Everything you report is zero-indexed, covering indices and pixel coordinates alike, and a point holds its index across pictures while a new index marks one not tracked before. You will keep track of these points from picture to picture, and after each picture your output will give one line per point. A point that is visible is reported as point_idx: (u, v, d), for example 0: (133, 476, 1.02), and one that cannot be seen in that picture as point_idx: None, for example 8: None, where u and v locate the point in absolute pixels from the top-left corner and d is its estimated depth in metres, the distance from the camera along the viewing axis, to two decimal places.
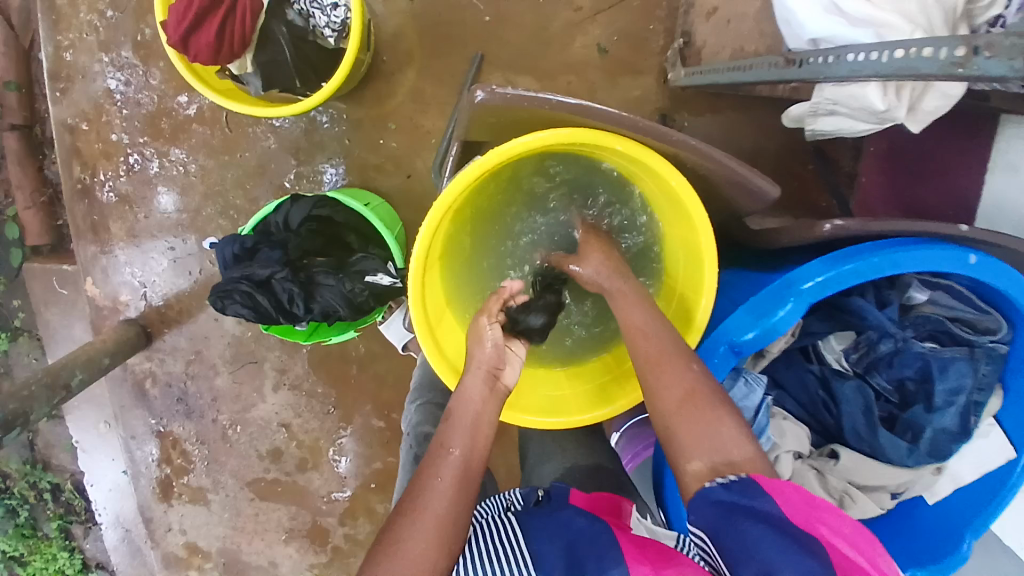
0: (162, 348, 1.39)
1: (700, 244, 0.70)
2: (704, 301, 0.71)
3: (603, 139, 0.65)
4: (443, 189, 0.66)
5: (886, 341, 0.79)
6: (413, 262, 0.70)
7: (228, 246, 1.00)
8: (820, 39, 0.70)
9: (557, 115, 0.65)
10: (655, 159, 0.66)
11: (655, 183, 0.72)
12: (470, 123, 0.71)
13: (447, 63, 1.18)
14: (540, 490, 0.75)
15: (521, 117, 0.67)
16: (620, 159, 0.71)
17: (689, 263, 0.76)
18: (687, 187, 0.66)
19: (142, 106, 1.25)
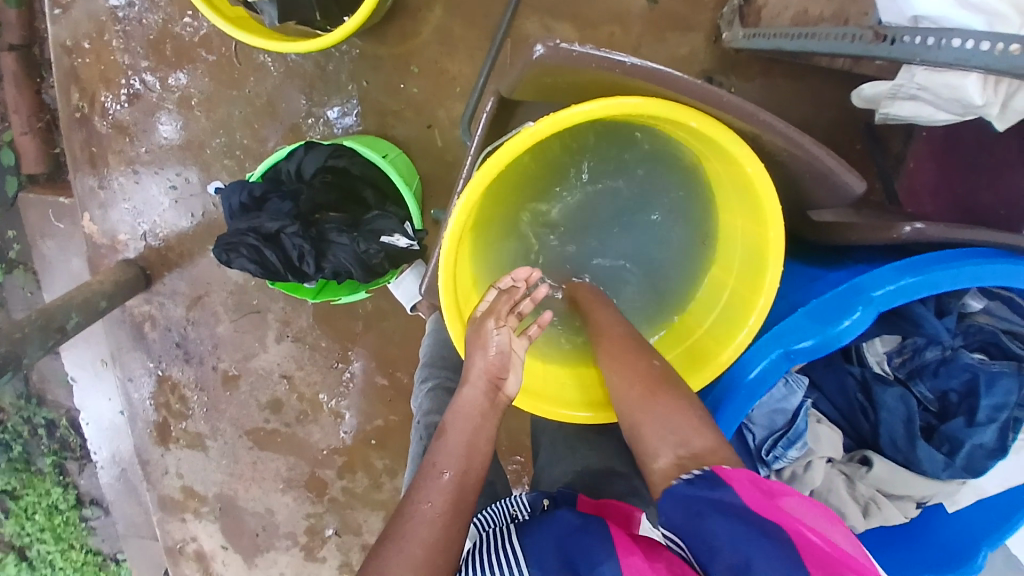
0: (161, 290, 1.33)
1: (768, 239, 0.62)
2: (762, 302, 0.64)
3: (677, 114, 0.57)
4: (486, 162, 0.59)
5: (932, 348, 0.75)
6: (446, 241, 0.63)
7: (234, 194, 0.92)
8: (923, 17, 0.60)
9: (625, 81, 0.57)
10: (733, 141, 0.58)
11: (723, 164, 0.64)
12: (520, 83, 0.63)
13: (480, 1, 1.08)
14: (546, 497, 0.69)
15: (581, 79, 0.59)
16: (687, 135, 0.63)
17: (749, 252, 0.69)
18: (766, 176, 0.58)
19: (145, 28, 1.15)
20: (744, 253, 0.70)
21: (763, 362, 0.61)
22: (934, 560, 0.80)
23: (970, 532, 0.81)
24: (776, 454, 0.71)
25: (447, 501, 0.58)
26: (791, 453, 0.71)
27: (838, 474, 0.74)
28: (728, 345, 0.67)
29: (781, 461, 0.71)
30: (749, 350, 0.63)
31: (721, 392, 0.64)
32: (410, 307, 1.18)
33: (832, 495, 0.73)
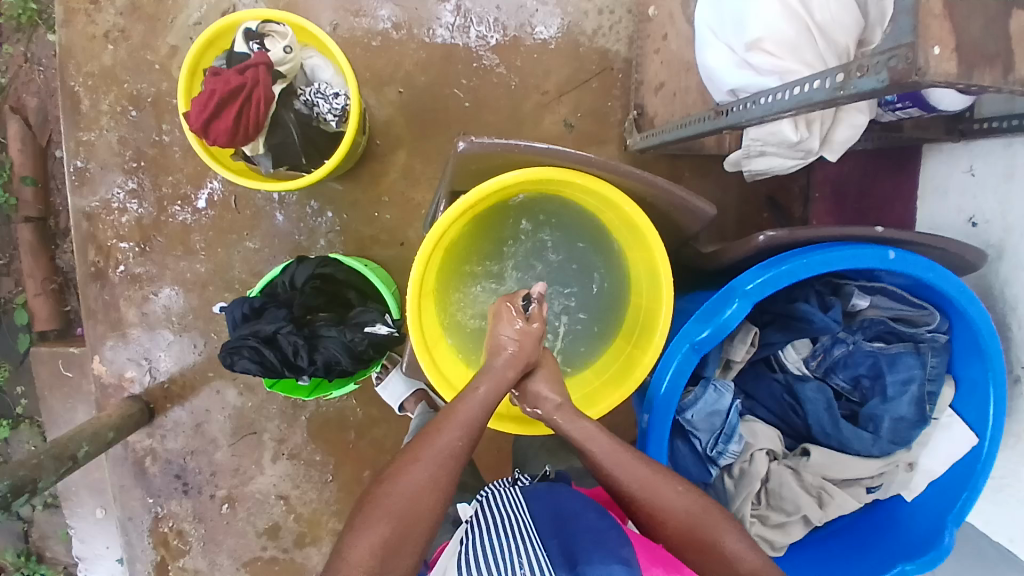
0: (164, 424, 1.43)
1: (655, 259, 0.77)
2: (663, 309, 0.77)
3: (564, 174, 0.75)
4: (434, 225, 0.76)
5: (839, 345, 0.88)
6: (410, 288, 0.78)
7: (238, 306, 1.09)
8: (737, 88, 0.82)
9: (526, 155, 0.75)
10: (611, 190, 0.76)
11: (615, 211, 0.80)
12: (456, 172, 0.82)
13: (435, 144, 1.35)
14: (546, 469, 0.92)
15: (499, 159, 0.78)
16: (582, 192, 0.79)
17: (648, 280, 0.83)
18: (640, 212, 0.74)
19: (156, 191, 1.37)
20: (647, 277, 0.83)
21: (677, 358, 0.76)
22: (906, 547, 0.84)
23: (933, 513, 0.84)
24: (720, 450, 0.83)
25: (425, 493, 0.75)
26: (731, 447, 0.83)
27: (784, 469, 0.85)
28: (649, 348, 0.79)
29: (725, 457, 0.84)
30: (662, 357, 0.78)
31: (648, 405, 0.78)
32: (397, 407, 1.24)
33: (784, 488, 0.84)
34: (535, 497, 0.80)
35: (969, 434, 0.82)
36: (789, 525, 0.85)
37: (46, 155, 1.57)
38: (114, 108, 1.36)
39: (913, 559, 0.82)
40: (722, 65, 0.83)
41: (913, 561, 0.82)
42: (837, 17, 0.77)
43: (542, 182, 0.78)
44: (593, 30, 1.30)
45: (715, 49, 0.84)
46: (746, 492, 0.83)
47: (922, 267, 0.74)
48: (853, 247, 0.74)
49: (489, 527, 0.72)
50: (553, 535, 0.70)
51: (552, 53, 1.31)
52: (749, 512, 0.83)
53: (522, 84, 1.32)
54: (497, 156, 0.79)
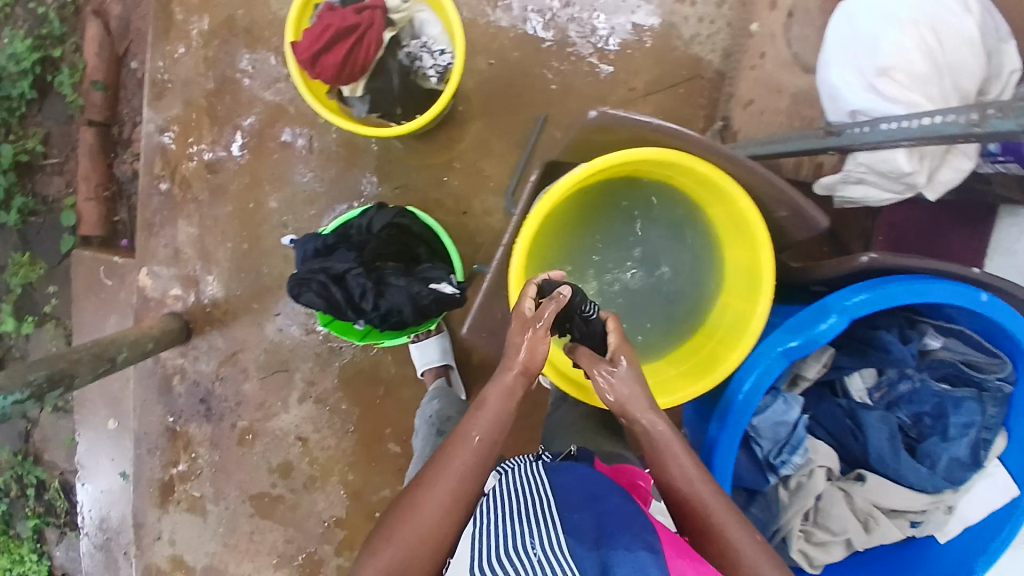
0: (199, 346, 1.45)
1: (759, 261, 0.78)
2: (760, 309, 0.77)
3: (688, 159, 0.75)
4: (553, 186, 0.77)
5: (905, 381, 0.91)
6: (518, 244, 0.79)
7: (310, 242, 1.11)
8: (859, 111, 0.85)
9: (652, 134, 0.75)
10: (730, 185, 0.75)
11: (725, 207, 0.80)
12: (574, 143, 0.83)
13: (515, 120, 1.35)
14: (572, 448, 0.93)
15: (624, 134, 0.78)
16: (690, 178, 0.80)
17: (746, 281, 0.83)
18: (755, 211, 0.74)
19: (231, 116, 1.37)
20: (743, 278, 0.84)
21: (763, 363, 0.78)
22: None
23: (965, 557, 0.87)
24: (783, 459, 0.86)
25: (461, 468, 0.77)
26: (795, 459, 0.86)
27: (837, 490, 0.89)
28: (740, 344, 0.80)
29: (787, 467, 0.86)
30: (743, 364, 0.79)
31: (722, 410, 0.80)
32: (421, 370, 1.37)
33: (834, 508, 0.87)
34: (553, 475, 0.79)
35: (1011, 486, 0.85)
36: (831, 545, 0.87)
37: (120, 63, 1.57)
38: (205, 28, 1.36)
39: None
40: (847, 86, 0.86)
41: None
42: (966, 61, 0.82)
43: (661, 164, 0.79)
44: (691, 36, 1.30)
45: (842, 69, 0.86)
46: (800, 505, 0.86)
47: (1009, 314, 0.77)
48: (949, 284, 0.77)
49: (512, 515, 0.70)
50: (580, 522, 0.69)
51: (647, 51, 1.32)
52: (798, 526, 0.86)
53: (612, 77, 1.32)
54: (622, 131, 0.79)
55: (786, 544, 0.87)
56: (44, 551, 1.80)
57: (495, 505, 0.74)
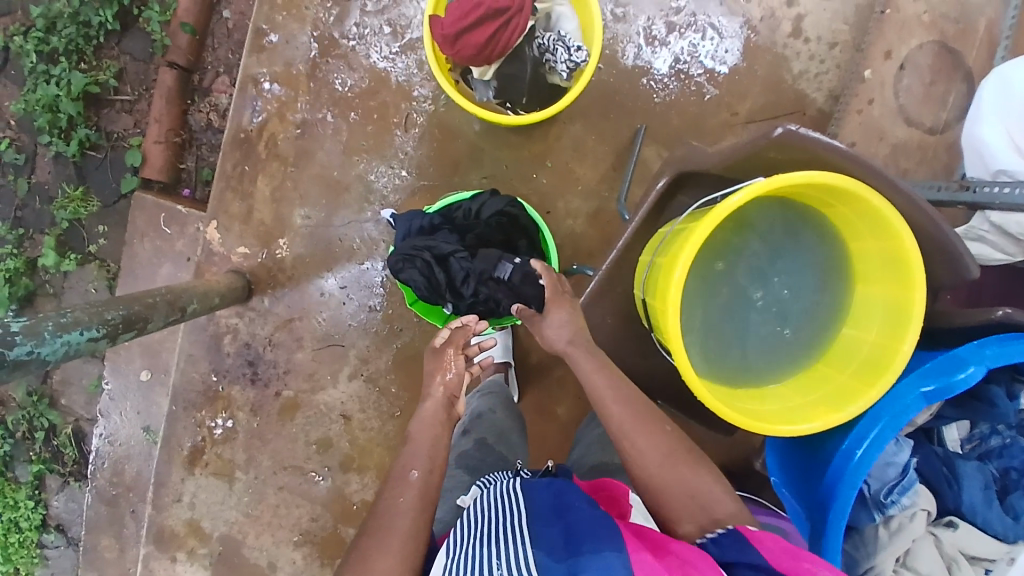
0: (256, 307, 1.41)
1: (910, 302, 0.78)
2: (905, 347, 0.78)
3: (864, 189, 0.74)
4: (732, 197, 0.75)
5: (995, 436, 0.93)
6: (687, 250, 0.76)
7: (415, 219, 1.09)
8: (1002, 170, 0.93)
9: (834, 158, 0.78)
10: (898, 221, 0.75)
11: (880, 242, 0.80)
12: (745, 155, 0.85)
13: (615, 126, 1.35)
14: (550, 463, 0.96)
15: (805, 154, 0.81)
16: (862, 214, 0.79)
17: (884, 320, 0.83)
18: (918, 252, 0.75)
19: (330, 80, 1.35)
20: (881, 314, 0.83)
21: (898, 403, 0.77)
22: None
23: None
24: (892, 499, 0.86)
25: (416, 496, 0.84)
26: (903, 500, 0.86)
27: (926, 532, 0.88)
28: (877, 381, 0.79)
29: (893, 507, 0.86)
30: (869, 411, 0.79)
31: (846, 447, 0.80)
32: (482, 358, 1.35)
33: (923, 549, 0.86)
34: (529, 489, 0.82)
35: None
36: None
37: (212, 10, 1.53)
38: None
39: None
40: (997, 145, 0.95)
41: None
42: None
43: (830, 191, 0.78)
44: (799, 72, 1.33)
45: (995, 128, 0.96)
46: (894, 545, 0.85)
47: None
48: None
49: (487, 538, 0.74)
50: (552, 528, 0.73)
51: (755, 79, 1.33)
52: (890, 566, 0.85)
53: (717, 100, 1.34)
54: (800, 151, 0.81)
55: None
56: (41, 500, 1.72)
57: (472, 530, 0.78)
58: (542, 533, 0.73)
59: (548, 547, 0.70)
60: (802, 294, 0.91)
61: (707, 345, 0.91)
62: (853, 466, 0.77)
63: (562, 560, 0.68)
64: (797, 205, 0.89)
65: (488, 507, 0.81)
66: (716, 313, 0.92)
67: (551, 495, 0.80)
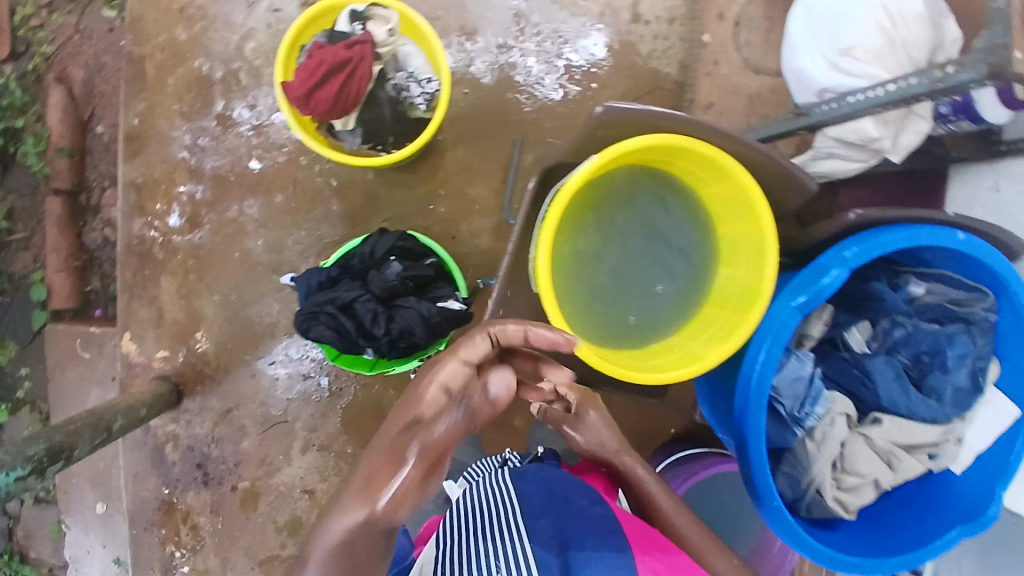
0: (190, 407, 1.39)
1: (762, 231, 0.82)
2: (769, 271, 0.81)
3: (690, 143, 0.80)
4: (572, 179, 0.80)
5: (897, 328, 0.96)
6: (544, 236, 0.81)
7: (313, 276, 1.11)
8: (828, 88, 0.98)
9: (653, 120, 0.83)
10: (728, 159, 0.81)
11: (723, 183, 0.85)
12: (583, 139, 0.89)
13: (495, 142, 1.40)
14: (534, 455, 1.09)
15: (630, 125, 0.86)
16: (699, 164, 0.85)
17: (749, 252, 0.87)
18: (755, 183, 0.79)
19: (211, 167, 1.37)
20: (746, 248, 0.88)
21: (779, 323, 0.81)
22: (958, 514, 0.89)
23: (978, 486, 0.89)
24: (806, 411, 0.91)
25: None
26: (817, 409, 0.91)
27: (857, 436, 0.93)
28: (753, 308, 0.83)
29: (811, 418, 0.91)
30: (755, 333, 0.84)
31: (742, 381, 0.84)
32: None
33: (858, 451, 0.91)
34: (521, 482, 0.91)
35: (1012, 406, 0.87)
36: (861, 488, 0.91)
37: (86, 131, 1.55)
38: (176, 84, 1.37)
39: (962, 525, 0.86)
40: (817, 69, 1.00)
41: (963, 526, 0.86)
42: (917, 34, 0.95)
43: (664, 149, 0.84)
44: (648, 52, 1.40)
45: (810, 55, 1.01)
46: (823, 453, 0.90)
47: (983, 251, 0.82)
48: (929, 227, 0.81)
49: (483, 525, 0.80)
50: (547, 518, 0.81)
51: (611, 67, 1.40)
52: (828, 475, 0.89)
53: (582, 95, 1.40)
54: (626, 123, 0.86)
55: (820, 495, 0.90)
56: None
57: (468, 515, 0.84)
58: (537, 526, 0.79)
59: (542, 538, 0.77)
60: (674, 249, 0.96)
61: (612, 308, 0.96)
62: (755, 391, 0.81)
63: (555, 554, 0.74)
64: (653, 171, 0.94)
65: (488, 497, 0.88)
66: (614, 279, 0.96)
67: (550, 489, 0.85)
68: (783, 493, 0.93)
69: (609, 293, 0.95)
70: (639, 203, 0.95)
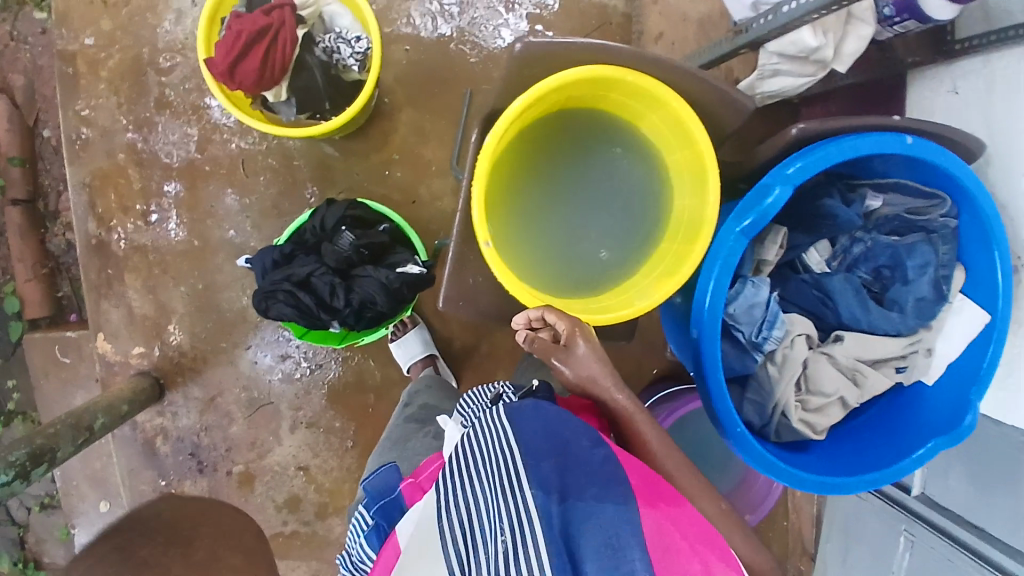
0: (174, 400, 1.40)
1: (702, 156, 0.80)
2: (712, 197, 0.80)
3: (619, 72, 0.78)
4: (502, 123, 0.78)
5: (857, 244, 0.95)
6: (479, 184, 0.79)
7: (267, 255, 1.09)
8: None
9: (577, 53, 0.80)
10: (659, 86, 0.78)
11: (660, 112, 0.83)
12: (511, 81, 0.86)
13: (443, 99, 1.35)
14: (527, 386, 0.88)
15: (555, 62, 0.82)
16: (633, 95, 0.83)
17: (692, 180, 0.85)
18: (687, 106, 0.77)
19: (159, 158, 1.35)
20: (690, 177, 0.86)
21: (726, 250, 0.80)
22: (933, 428, 0.87)
23: (951, 397, 0.87)
24: (764, 336, 0.90)
25: None
26: (775, 333, 0.90)
27: (819, 356, 0.92)
28: (699, 239, 0.81)
29: (769, 342, 0.90)
30: (704, 262, 0.82)
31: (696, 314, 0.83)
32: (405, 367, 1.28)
33: (821, 371, 0.91)
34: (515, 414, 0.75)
35: (980, 312, 0.85)
36: (827, 407, 0.92)
37: (33, 135, 1.51)
38: (111, 76, 1.33)
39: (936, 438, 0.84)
40: None
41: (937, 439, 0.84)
42: None
43: (595, 82, 0.81)
44: None
45: None
46: (785, 377, 0.90)
47: (937, 153, 0.77)
48: (873, 135, 0.78)
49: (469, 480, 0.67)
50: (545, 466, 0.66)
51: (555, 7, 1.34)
52: (792, 397, 0.89)
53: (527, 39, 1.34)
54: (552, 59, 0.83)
55: (786, 418, 0.91)
56: None
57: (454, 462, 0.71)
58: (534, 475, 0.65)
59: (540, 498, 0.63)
60: (622, 188, 0.94)
61: (563, 247, 0.94)
62: (708, 322, 0.81)
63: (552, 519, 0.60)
64: (591, 109, 0.91)
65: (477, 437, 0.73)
66: (564, 224, 0.94)
67: (541, 425, 0.73)
68: (750, 420, 0.93)
69: (560, 239, 0.93)
70: (591, 138, 0.93)
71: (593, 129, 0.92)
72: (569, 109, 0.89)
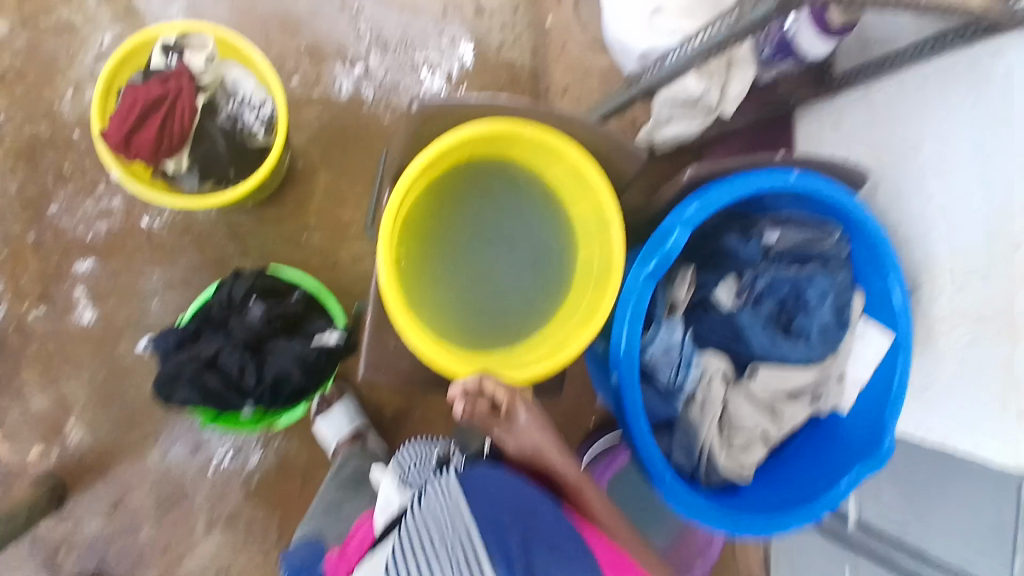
0: (76, 505, 1.26)
1: (602, 203, 0.81)
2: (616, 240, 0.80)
3: (512, 125, 0.79)
4: (400, 181, 0.77)
5: (760, 278, 0.93)
6: (380, 244, 0.78)
7: (169, 335, 1.02)
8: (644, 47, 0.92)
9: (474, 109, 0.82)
10: (555, 135, 0.80)
11: (561, 162, 0.84)
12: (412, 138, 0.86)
13: (358, 163, 1.33)
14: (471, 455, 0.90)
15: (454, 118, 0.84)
16: (533, 147, 0.84)
17: (598, 226, 0.85)
18: (584, 154, 0.79)
19: (57, 240, 1.26)
20: (595, 223, 0.86)
21: (634, 297, 0.82)
22: (854, 454, 0.90)
23: (866, 422, 0.90)
24: (681, 380, 0.93)
25: None
26: (691, 375, 0.93)
27: (738, 394, 0.93)
28: (607, 285, 0.81)
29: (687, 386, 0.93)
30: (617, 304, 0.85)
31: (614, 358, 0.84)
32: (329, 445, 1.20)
33: (740, 408, 0.92)
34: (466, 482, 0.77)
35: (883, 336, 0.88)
36: (751, 445, 0.93)
37: None
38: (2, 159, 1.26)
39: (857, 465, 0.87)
40: None
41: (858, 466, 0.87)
42: None
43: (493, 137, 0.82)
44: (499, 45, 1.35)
45: None
46: (706, 419, 0.91)
47: (821, 186, 0.80)
48: (760, 173, 0.80)
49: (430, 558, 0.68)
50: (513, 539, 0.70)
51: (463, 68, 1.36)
52: (715, 437, 0.91)
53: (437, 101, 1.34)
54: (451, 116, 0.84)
55: (713, 459, 0.92)
56: None
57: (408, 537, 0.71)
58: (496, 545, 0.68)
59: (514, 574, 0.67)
60: (533, 239, 0.93)
61: (478, 303, 0.92)
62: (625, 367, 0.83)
63: None
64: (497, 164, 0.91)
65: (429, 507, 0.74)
66: (477, 279, 0.92)
67: (495, 492, 0.76)
68: (680, 464, 0.94)
69: (474, 294, 0.91)
70: (502, 189, 0.92)
71: (504, 179, 0.92)
72: (474, 164, 0.89)
